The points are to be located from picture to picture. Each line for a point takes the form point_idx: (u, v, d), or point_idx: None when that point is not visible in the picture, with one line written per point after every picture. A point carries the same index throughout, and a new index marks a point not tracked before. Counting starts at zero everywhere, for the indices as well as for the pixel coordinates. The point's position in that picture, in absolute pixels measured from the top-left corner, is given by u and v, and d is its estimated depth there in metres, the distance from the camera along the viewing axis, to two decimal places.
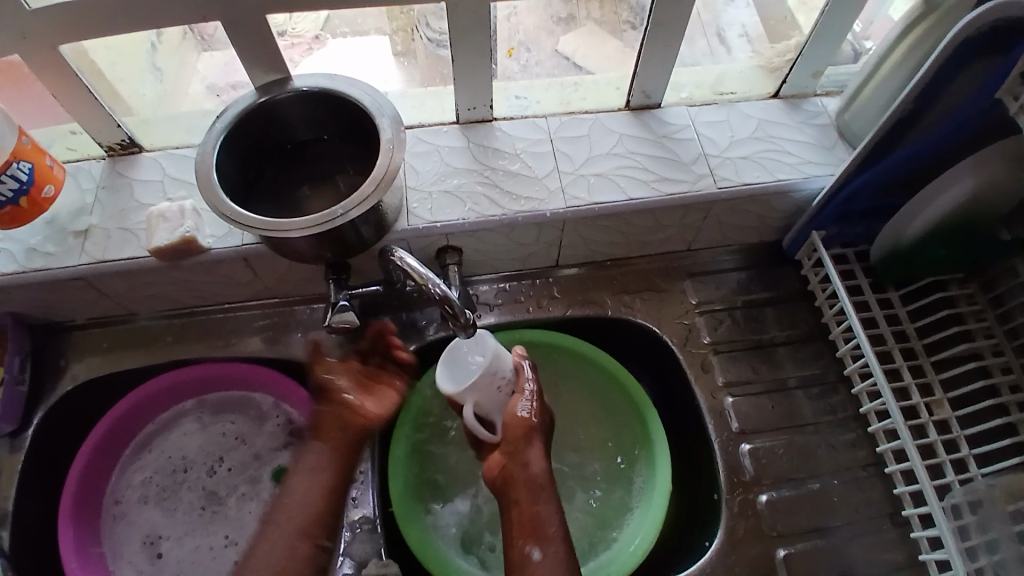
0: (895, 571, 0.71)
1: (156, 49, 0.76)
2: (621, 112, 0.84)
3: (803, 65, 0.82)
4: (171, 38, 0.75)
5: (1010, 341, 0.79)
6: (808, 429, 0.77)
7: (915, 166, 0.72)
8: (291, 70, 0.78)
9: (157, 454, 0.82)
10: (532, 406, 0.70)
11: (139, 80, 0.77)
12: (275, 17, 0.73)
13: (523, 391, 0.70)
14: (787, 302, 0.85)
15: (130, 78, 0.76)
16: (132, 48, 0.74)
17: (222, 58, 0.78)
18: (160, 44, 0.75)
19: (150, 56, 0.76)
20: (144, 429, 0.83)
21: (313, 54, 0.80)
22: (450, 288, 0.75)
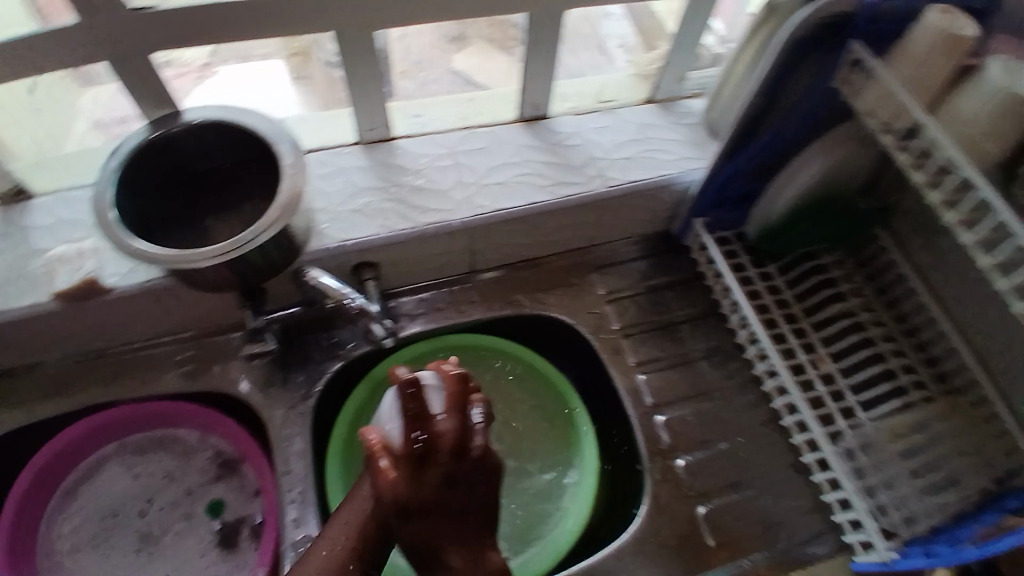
0: (806, 514, 0.78)
1: (33, 94, 0.75)
2: (515, 124, 0.90)
3: (670, 72, 0.91)
4: (47, 80, 0.75)
5: (879, 299, 0.92)
6: (713, 396, 0.85)
7: (774, 155, 0.82)
8: (183, 99, 0.80)
9: (84, 502, 0.79)
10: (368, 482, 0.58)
11: (18, 124, 0.76)
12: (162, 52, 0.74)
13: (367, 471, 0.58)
14: (685, 284, 0.94)
15: (10, 124, 0.75)
16: (7, 96, 0.73)
17: (105, 93, 0.79)
18: (35, 93, 0.75)
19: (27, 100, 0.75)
20: (68, 478, 0.80)
21: (203, 83, 0.82)
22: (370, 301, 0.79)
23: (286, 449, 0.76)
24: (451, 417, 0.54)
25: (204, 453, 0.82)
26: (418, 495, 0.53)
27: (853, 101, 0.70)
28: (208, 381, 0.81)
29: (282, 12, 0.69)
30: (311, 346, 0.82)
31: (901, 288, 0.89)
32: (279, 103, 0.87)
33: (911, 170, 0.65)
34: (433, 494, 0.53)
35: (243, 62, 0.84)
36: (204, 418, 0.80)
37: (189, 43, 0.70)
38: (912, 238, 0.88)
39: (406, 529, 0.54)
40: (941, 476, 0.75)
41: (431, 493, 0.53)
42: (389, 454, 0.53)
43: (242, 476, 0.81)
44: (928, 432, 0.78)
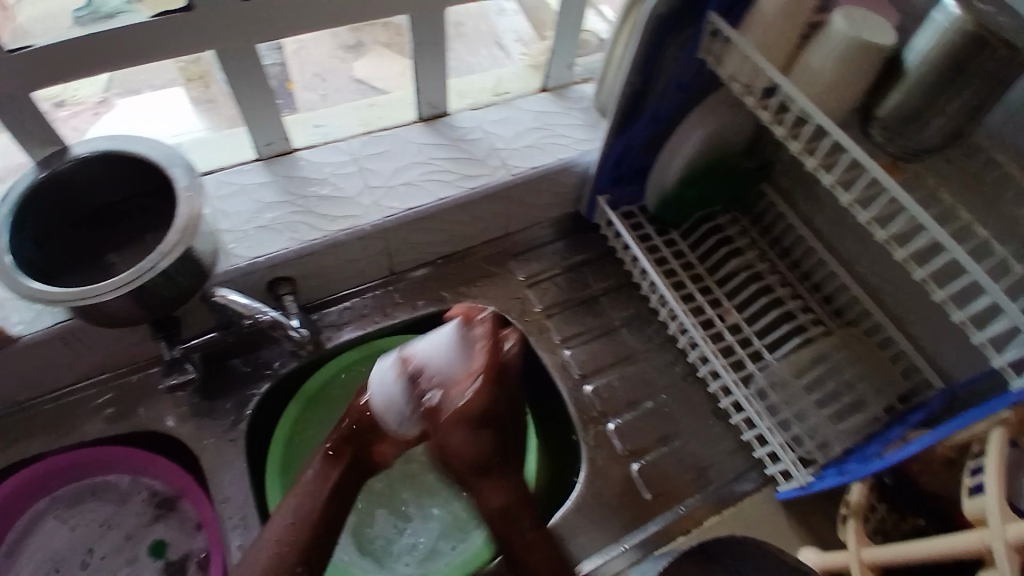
0: (731, 455, 0.84)
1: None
2: (415, 124, 0.92)
3: (557, 61, 0.95)
4: None
5: (774, 250, 0.99)
6: (635, 360, 0.90)
7: (660, 126, 0.87)
8: (78, 136, 0.78)
9: (22, 564, 0.74)
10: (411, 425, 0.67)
11: None
12: (51, 90, 0.75)
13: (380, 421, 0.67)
14: (598, 260, 0.98)
15: None
16: None
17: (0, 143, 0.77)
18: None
19: None
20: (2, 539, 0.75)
21: (102, 117, 0.81)
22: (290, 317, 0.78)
23: (223, 475, 0.75)
24: (515, 347, 0.67)
25: (139, 495, 0.79)
26: (497, 403, 0.63)
27: (719, 69, 0.75)
28: (133, 421, 0.78)
29: (157, 37, 0.68)
30: (236, 369, 0.82)
31: (791, 237, 0.96)
32: (180, 126, 0.86)
33: (775, 125, 0.71)
34: (504, 404, 0.64)
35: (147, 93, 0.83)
36: (135, 459, 0.77)
37: (63, 78, 0.68)
38: (793, 189, 0.95)
39: (473, 437, 0.63)
40: (845, 400, 0.83)
41: (500, 408, 0.64)
42: (452, 386, 0.65)
43: (181, 512, 0.78)
44: (826, 362, 0.85)
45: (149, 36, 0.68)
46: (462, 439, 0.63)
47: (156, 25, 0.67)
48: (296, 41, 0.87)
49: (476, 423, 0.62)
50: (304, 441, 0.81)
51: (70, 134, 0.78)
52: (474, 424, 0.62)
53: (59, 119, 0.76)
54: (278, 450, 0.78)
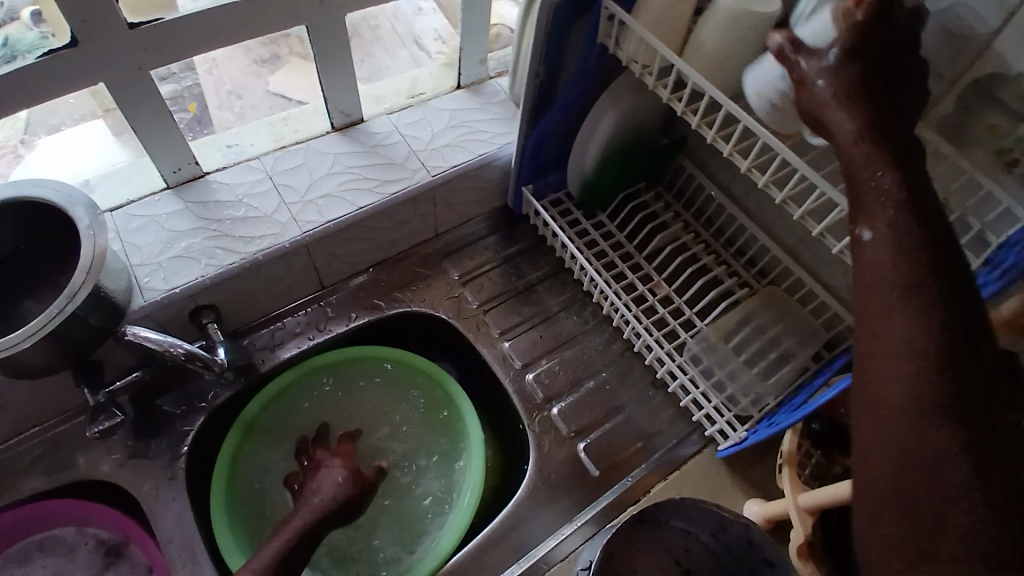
0: (672, 422, 0.87)
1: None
2: (330, 135, 0.91)
3: (469, 58, 0.95)
4: None
5: (698, 221, 1.02)
6: (574, 343, 0.92)
7: (573, 112, 0.88)
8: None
9: None
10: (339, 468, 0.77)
11: None
12: None
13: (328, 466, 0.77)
14: (530, 250, 0.99)
15: None
16: None
17: None
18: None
19: None
20: None
21: (21, 160, 0.79)
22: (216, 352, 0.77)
23: (168, 516, 0.75)
24: None
25: (87, 544, 0.77)
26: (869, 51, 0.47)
27: (618, 52, 0.75)
28: (69, 472, 0.76)
29: (40, 77, 0.66)
30: (169, 405, 0.80)
31: (712, 206, 1.00)
32: (92, 161, 0.84)
33: (673, 102, 0.72)
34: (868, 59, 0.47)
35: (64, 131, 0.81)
36: (73, 511, 0.75)
37: None
38: (709, 160, 0.98)
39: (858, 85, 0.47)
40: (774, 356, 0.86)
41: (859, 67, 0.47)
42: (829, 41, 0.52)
43: (130, 558, 0.76)
44: (751, 323, 0.88)
45: (34, 77, 0.65)
46: (835, 85, 0.47)
47: (42, 65, 0.65)
48: (207, 60, 0.83)
49: (861, 71, 0.47)
50: (246, 467, 0.81)
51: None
52: (864, 83, 0.47)
53: None
54: (221, 481, 0.78)
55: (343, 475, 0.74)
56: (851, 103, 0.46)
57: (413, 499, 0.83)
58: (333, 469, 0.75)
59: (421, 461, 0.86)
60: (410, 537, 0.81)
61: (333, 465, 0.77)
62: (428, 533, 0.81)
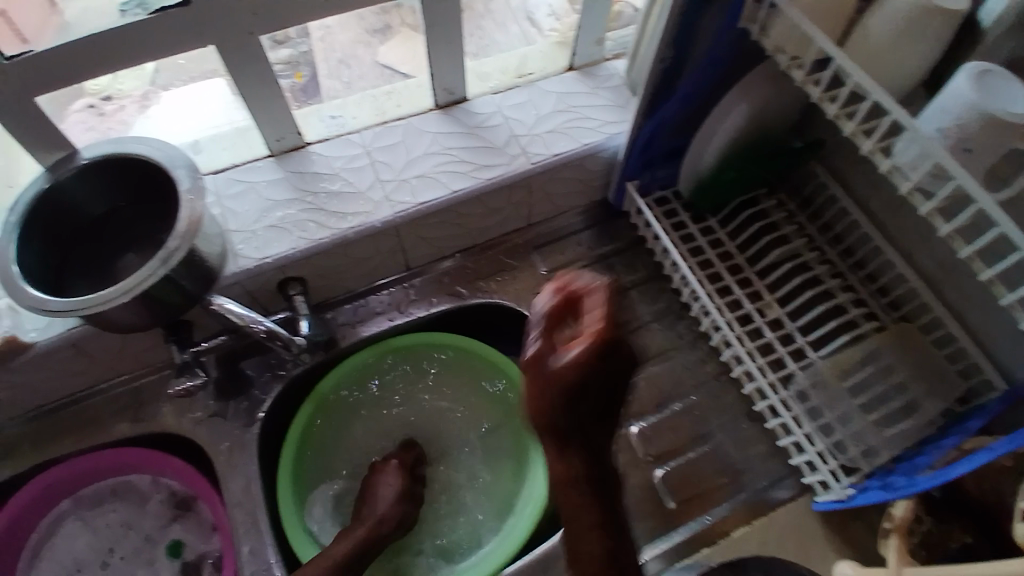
0: (764, 461, 0.79)
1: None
2: (431, 112, 0.87)
3: (585, 37, 0.88)
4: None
5: (824, 236, 0.91)
6: (664, 358, 0.85)
7: (694, 104, 0.79)
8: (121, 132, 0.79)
9: (46, 564, 0.78)
10: (390, 472, 0.78)
11: None
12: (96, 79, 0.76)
13: (382, 468, 0.79)
14: (626, 251, 0.92)
15: None
16: None
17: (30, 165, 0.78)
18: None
19: None
20: (30, 539, 0.78)
21: (145, 113, 0.82)
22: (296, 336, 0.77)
23: (237, 479, 0.76)
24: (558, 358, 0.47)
25: (159, 495, 0.81)
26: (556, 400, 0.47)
27: (762, 39, 0.66)
28: (153, 422, 0.79)
29: (155, 34, 0.66)
30: (254, 369, 0.81)
31: (844, 222, 0.88)
32: (204, 123, 0.85)
33: (826, 102, 0.63)
34: (567, 406, 0.47)
35: (185, 87, 0.83)
36: (151, 463, 0.78)
37: (60, 84, 0.67)
38: (846, 169, 0.86)
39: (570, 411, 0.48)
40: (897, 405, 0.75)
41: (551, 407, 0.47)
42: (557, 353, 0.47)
43: (198, 513, 0.81)
44: (876, 361, 0.77)
45: (149, 36, 0.66)
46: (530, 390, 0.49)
47: (153, 23, 0.65)
48: (321, 27, 0.84)
49: (569, 410, 0.48)
50: (317, 442, 0.82)
51: (116, 129, 0.79)
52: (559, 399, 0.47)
53: (106, 113, 0.79)
54: (290, 453, 0.78)
55: (397, 489, 0.76)
56: (547, 437, 0.50)
57: (470, 499, 0.82)
58: (387, 484, 0.77)
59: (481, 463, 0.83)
60: (452, 540, 0.80)
61: (384, 478, 0.77)
62: (477, 538, 0.79)
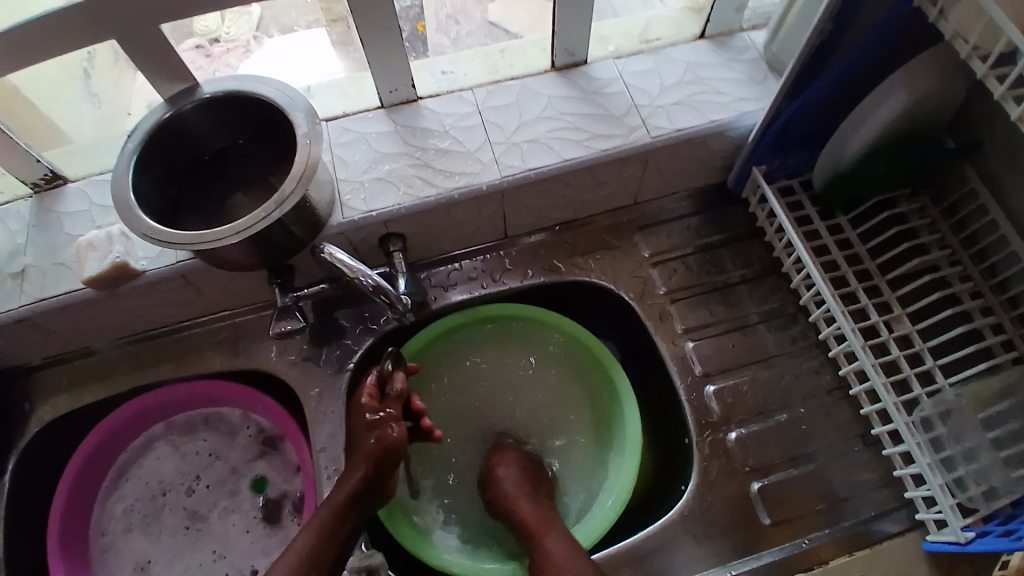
0: (874, 489, 0.73)
1: (90, 75, 0.78)
2: (547, 73, 0.83)
3: (723, 3, 0.80)
4: (102, 61, 0.77)
5: (966, 251, 0.81)
6: (771, 362, 0.79)
7: (845, 87, 0.71)
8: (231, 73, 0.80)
9: (136, 481, 0.82)
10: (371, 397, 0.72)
11: (77, 111, 0.80)
12: (208, 19, 0.77)
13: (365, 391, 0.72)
14: (739, 241, 0.86)
15: (67, 111, 0.79)
16: (65, 78, 0.77)
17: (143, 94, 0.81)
18: (93, 68, 0.77)
19: (84, 83, 0.78)
20: (121, 456, 0.83)
21: (250, 56, 0.82)
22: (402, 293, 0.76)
23: (324, 426, 0.77)
24: None
25: (247, 431, 0.84)
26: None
27: (939, 22, 0.58)
28: (246, 361, 0.81)
29: None
30: (348, 320, 0.82)
31: (991, 236, 0.77)
32: (321, 73, 0.84)
33: (1009, 101, 0.55)
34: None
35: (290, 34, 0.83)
36: (242, 399, 0.81)
37: (190, 11, 0.67)
38: (1002, 175, 0.75)
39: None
40: None
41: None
42: None
43: (283, 453, 0.83)
44: (1014, 398, 0.68)
45: None
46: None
47: None
48: None
49: None
50: None
51: (222, 70, 0.79)
52: None
53: (213, 55, 0.79)
54: None
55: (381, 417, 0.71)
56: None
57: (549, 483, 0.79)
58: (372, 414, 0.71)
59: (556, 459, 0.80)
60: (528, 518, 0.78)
61: (367, 407, 0.71)
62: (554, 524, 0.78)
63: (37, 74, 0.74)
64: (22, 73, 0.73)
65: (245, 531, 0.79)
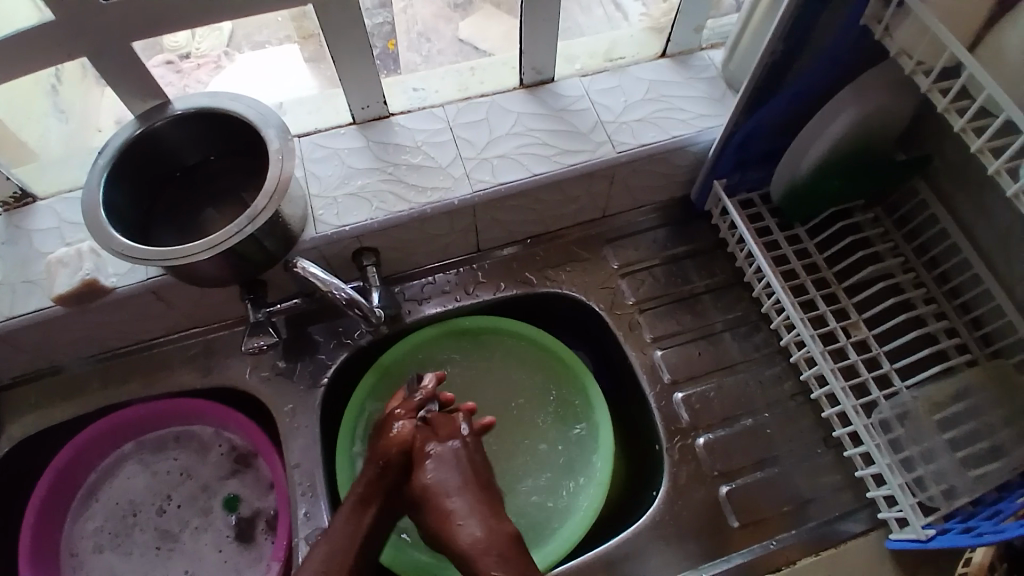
0: (836, 490, 0.75)
1: (57, 91, 0.77)
2: (516, 91, 0.85)
3: (683, 24, 0.84)
4: (71, 79, 0.77)
5: (920, 259, 0.85)
6: (736, 369, 0.81)
7: (798, 105, 0.75)
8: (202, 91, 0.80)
9: (105, 500, 0.81)
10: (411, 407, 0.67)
11: (43, 128, 0.79)
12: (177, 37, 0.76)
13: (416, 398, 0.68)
14: (704, 252, 0.89)
15: (33, 127, 0.78)
16: (31, 94, 0.76)
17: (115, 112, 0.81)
18: (60, 83, 0.76)
19: (50, 99, 0.78)
20: (90, 475, 0.82)
21: (222, 71, 0.82)
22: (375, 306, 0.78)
23: (298, 442, 0.77)
24: None
25: (219, 448, 0.83)
26: None
27: (886, 40, 0.62)
28: (218, 377, 0.81)
29: None
30: (321, 334, 0.82)
31: (943, 244, 0.82)
32: (294, 87, 0.86)
33: (953, 114, 0.58)
34: None
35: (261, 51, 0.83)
36: (215, 415, 0.81)
37: (162, 29, 0.68)
38: (951, 189, 0.79)
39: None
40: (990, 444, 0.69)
41: None
42: None
43: (256, 470, 0.82)
44: (968, 400, 0.71)
45: None
46: None
47: None
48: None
49: None
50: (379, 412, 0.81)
51: (192, 87, 0.80)
52: None
53: (183, 72, 0.79)
54: (350, 422, 0.79)
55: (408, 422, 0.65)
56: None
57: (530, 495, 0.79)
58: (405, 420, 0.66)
59: (535, 467, 0.80)
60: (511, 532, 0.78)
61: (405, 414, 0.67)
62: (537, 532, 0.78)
63: (3, 91, 0.73)
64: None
65: (217, 549, 0.78)
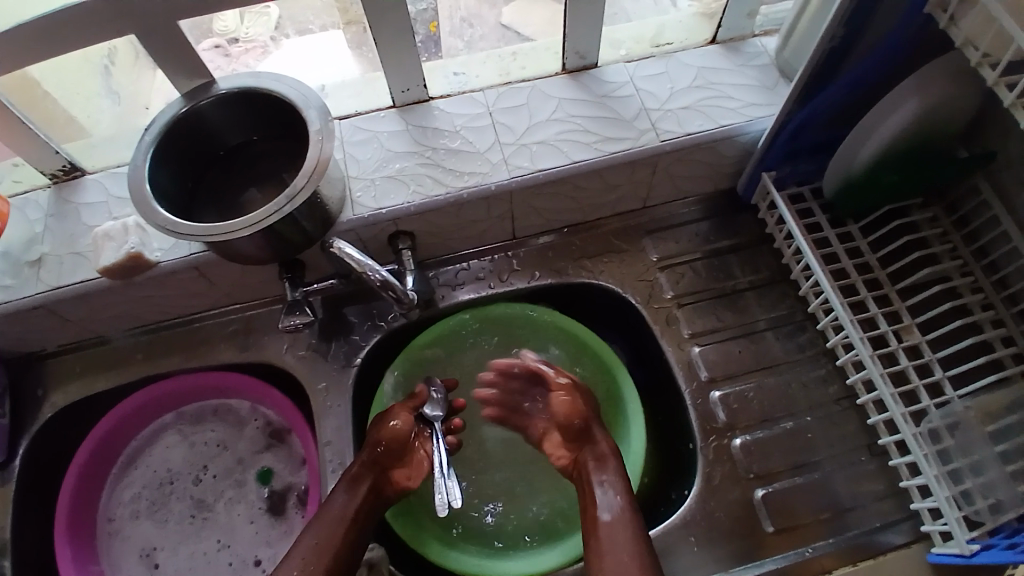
0: (878, 498, 0.72)
1: (109, 71, 0.79)
2: (559, 76, 0.83)
3: (735, 9, 0.80)
4: (123, 59, 0.78)
5: (979, 262, 0.80)
6: (778, 369, 0.79)
7: (856, 95, 0.71)
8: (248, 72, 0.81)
9: (143, 469, 0.83)
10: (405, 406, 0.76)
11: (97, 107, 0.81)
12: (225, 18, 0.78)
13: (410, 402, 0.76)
14: (749, 247, 0.86)
15: (87, 107, 0.80)
16: (84, 74, 0.78)
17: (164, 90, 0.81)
18: (113, 64, 0.78)
19: (104, 80, 0.79)
20: (130, 445, 0.84)
21: (269, 55, 0.83)
22: (408, 289, 0.77)
23: (330, 421, 0.77)
24: None
25: (254, 422, 0.85)
26: None
27: (950, 30, 0.58)
28: (254, 354, 0.82)
29: None
30: (355, 316, 0.83)
31: (1003, 247, 0.77)
32: (337, 70, 0.86)
33: (1019, 109, 0.54)
34: None
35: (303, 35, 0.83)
36: (252, 391, 0.82)
37: (207, 9, 0.68)
38: (1016, 188, 0.74)
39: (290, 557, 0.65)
40: None
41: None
42: None
43: (289, 446, 0.84)
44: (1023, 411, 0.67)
45: None
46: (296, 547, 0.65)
47: None
48: None
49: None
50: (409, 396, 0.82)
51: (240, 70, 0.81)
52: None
53: (232, 55, 0.81)
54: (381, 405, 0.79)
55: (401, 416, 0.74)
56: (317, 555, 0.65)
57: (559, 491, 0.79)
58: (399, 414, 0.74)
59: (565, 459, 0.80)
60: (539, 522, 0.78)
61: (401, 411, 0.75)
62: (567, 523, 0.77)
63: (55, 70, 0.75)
64: (41, 70, 0.74)
65: (249, 523, 0.80)
